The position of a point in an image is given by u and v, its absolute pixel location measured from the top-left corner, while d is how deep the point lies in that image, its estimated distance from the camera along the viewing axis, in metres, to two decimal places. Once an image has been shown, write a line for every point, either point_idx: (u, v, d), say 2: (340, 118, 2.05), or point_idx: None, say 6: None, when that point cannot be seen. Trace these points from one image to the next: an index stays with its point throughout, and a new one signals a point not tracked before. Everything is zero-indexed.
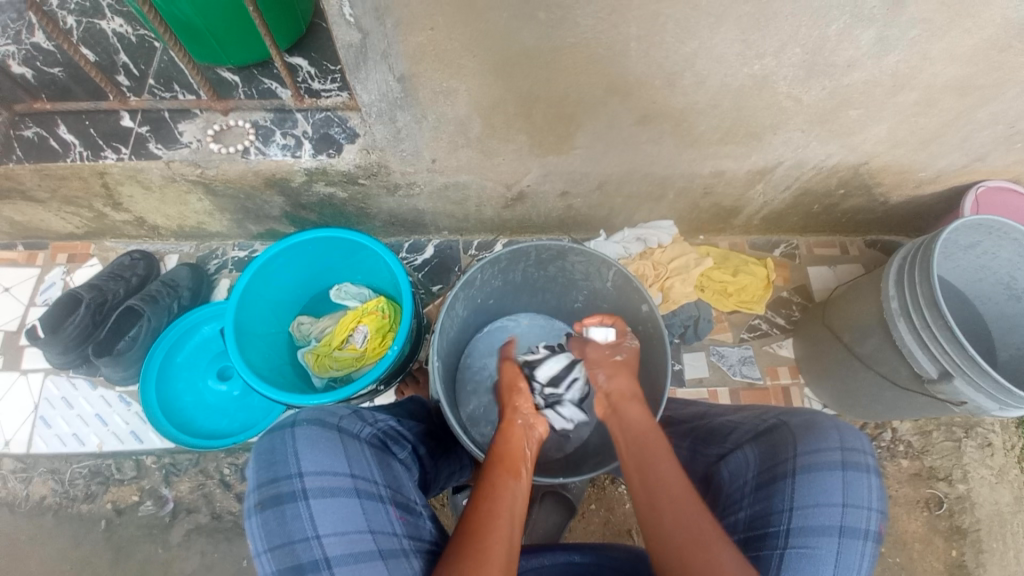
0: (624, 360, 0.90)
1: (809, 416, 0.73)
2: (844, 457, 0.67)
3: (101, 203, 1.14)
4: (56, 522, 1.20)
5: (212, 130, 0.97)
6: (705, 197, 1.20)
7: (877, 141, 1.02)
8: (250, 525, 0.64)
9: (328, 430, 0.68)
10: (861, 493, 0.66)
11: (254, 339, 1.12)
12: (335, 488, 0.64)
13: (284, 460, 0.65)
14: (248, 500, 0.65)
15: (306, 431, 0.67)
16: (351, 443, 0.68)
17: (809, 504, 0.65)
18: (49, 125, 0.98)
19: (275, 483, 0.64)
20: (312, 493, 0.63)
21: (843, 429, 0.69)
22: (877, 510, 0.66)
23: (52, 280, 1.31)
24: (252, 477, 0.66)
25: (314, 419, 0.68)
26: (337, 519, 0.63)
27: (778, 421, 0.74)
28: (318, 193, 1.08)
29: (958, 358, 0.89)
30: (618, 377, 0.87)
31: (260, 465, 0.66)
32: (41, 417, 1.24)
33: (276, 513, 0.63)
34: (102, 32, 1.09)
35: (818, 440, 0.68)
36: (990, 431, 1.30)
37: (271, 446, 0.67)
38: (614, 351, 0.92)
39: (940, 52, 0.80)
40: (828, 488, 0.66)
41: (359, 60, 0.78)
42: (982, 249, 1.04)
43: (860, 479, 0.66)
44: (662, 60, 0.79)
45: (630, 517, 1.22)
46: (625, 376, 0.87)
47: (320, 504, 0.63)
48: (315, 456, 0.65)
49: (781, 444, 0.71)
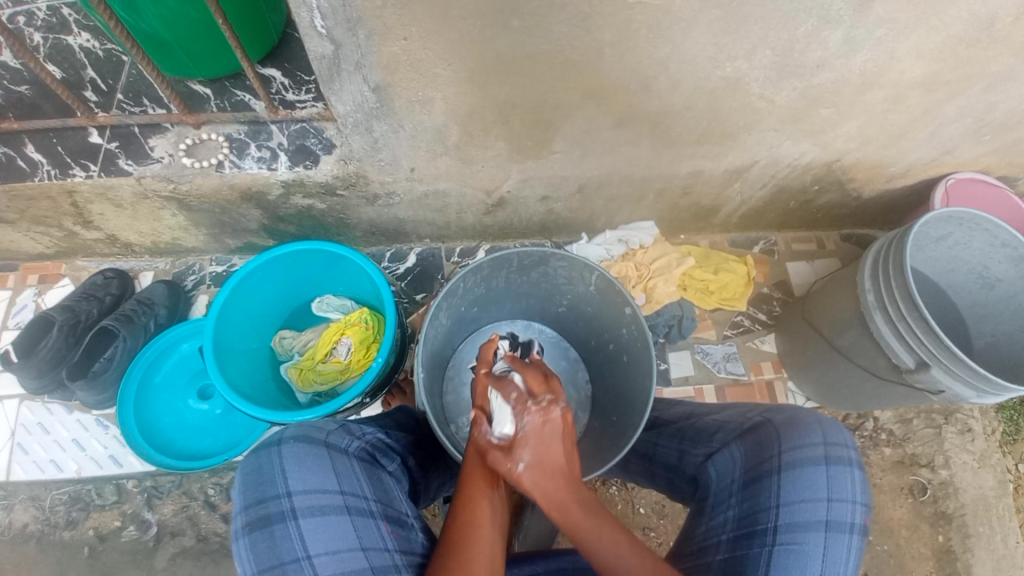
0: (529, 467, 0.64)
1: (792, 412, 0.74)
2: (827, 452, 0.68)
3: (71, 222, 1.11)
4: (38, 549, 1.16)
5: (185, 145, 0.95)
6: (685, 197, 1.21)
7: (849, 139, 1.04)
8: (238, 548, 0.63)
9: (315, 447, 0.67)
10: (845, 487, 0.67)
11: (234, 356, 1.09)
12: (325, 506, 0.63)
13: (272, 479, 0.64)
14: (236, 521, 0.64)
15: (294, 448, 0.66)
16: (340, 459, 0.67)
17: (795, 501, 0.67)
18: (16, 145, 0.95)
19: (263, 503, 0.63)
20: (301, 512, 0.62)
21: (825, 424, 0.71)
22: (862, 502, 0.68)
23: (24, 302, 1.27)
24: (238, 499, 0.65)
25: (301, 437, 0.68)
26: (328, 537, 0.62)
27: (763, 419, 0.75)
28: (296, 205, 1.07)
29: (935, 348, 0.91)
30: (536, 487, 0.65)
31: (247, 485, 0.65)
32: (17, 444, 1.20)
33: (265, 534, 0.61)
34: (68, 47, 1.06)
35: (801, 436, 0.70)
36: (970, 417, 1.34)
37: (258, 465, 0.66)
38: (513, 460, 0.65)
39: (907, 50, 0.82)
40: (812, 483, 0.67)
41: (333, 72, 0.77)
42: (954, 240, 1.07)
43: (844, 473, 0.68)
44: (636, 64, 0.80)
45: (622, 518, 1.23)
46: (541, 479, 0.64)
47: (311, 523, 0.62)
48: (303, 475, 0.64)
49: (765, 442, 0.72)
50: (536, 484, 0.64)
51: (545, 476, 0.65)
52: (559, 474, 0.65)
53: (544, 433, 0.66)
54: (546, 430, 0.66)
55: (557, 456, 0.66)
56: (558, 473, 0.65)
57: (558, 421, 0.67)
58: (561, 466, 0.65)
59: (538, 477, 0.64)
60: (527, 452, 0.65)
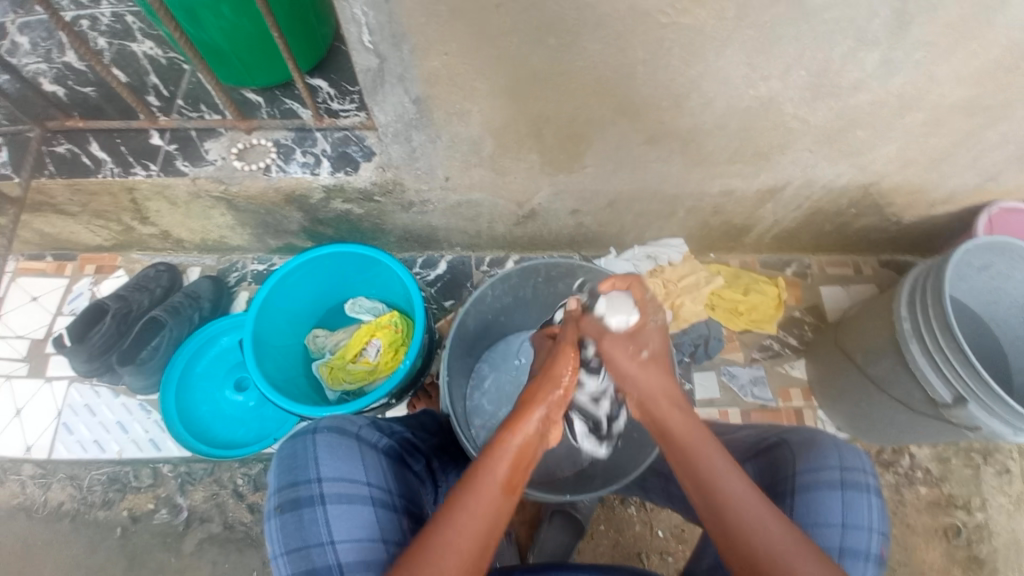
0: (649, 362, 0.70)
1: (808, 434, 0.74)
2: (843, 477, 0.67)
3: (129, 217, 1.19)
4: (73, 526, 1.22)
5: (237, 148, 1.01)
6: (716, 216, 1.21)
7: (888, 161, 1.02)
8: (268, 528, 0.65)
9: (347, 438, 0.69)
10: (861, 514, 0.66)
11: (271, 350, 1.14)
12: (352, 495, 0.65)
13: (304, 464, 0.65)
14: (268, 502, 0.66)
15: (328, 437, 0.68)
16: (369, 452, 0.70)
17: (808, 525, 0.66)
18: (82, 142, 1.04)
19: (294, 487, 0.64)
20: (329, 498, 0.64)
21: (843, 447, 0.70)
22: (878, 531, 0.66)
23: (80, 290, 1.36)
24: (272, 480, 0.67)
25: (335, 427, 0.70)
26: (352, 526, 0.64)
27: (779, 440, 0.75)
28: (335, 209, 1.12)
29: (973, 381, 0.89)
30: (648, 375, 0.69)
31: (281, 468, 0.67)
32: (63, 424, 1.27)
33: (294, 517, 0.63)
34: (133, 54, 1.15)
35: (816, 458, 0.69)
36: (1009, 458, 1.28)
37: (292, 450, 0.67)
38: (639, 343, 0.72)
39: (946, 73, 0.81)
40: (827, 508, 0.66)
41: (376, 84, 0.81)
42: (995, 272, 1.04)
43: (860, 499, 0.66)
44: (668, 82, 0.81)
45: (640, 539, 1.21)
46: (660, 371, 0.69)
47: (337, 510, 0.64)
48: (334, 463, 0.66)
49: (781, 463, 0.73)
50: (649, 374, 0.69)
51: (660, 368, 0.70)
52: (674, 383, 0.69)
53: (659, 334, 0.73)
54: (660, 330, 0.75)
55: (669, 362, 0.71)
56: (663, 367, 0.70)
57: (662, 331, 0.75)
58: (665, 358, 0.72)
59: (653, 368, 0.69)
60: (648, 353, 0.71)
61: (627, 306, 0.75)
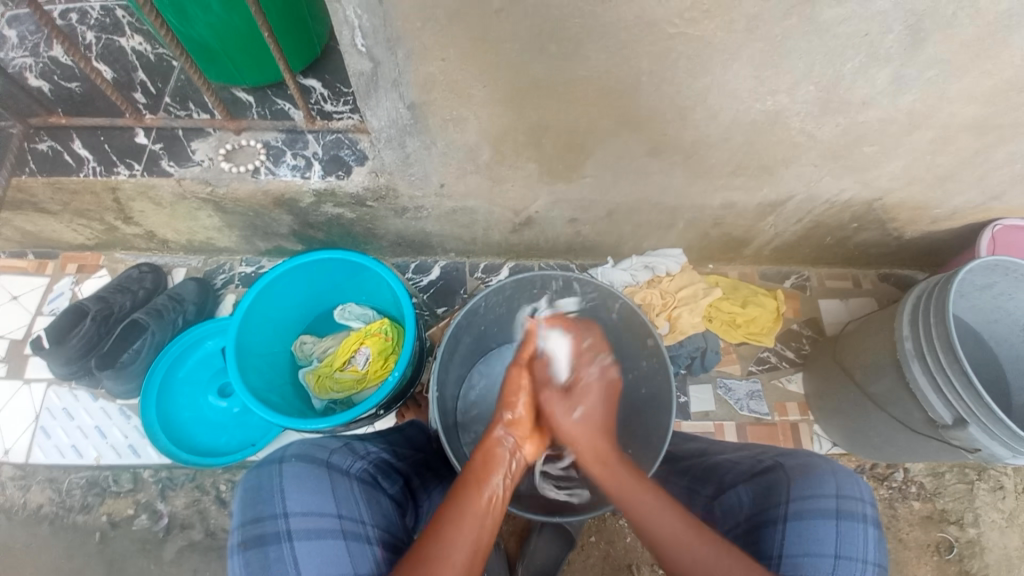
0: (584, 413, 0.81)
1: (805, 458, 0.73)
2: (838, 506, 0.67)
3: (113, 216, 1.15)
4: (51, 531, 1.18)
5: (225, 149, 0.98)
6: (716, 227, 1.18)
7: (893, 178, 1.00)
8: (233, 564, 0.63)
9: (315, 467, 0.67)
10: (856, 545, 0.65)
11: (255, 358, 1.10)
12: (320, 530, 0.63)
13: (270, 499, 0.64)
14: (233, 537, 0.65)
15: (294, 468, 0.67)
16: (339, 481, 0.68)
17: (800, 554, 0.65)
18: (64, 139, 1.00)
19: (259, 522, 0.63)
20: (296, 534, 0.63)
21: (839, 475, 0.69)
22: (874, 563, 0.65)
23: (61, 290, 1.32)
24: (237, 514, 0.66)
25: (302, 456, 0.68)
26: (320, 562, 0.62)
27: (774, 463, 0.74)
28: (326, 213, 1.08)
29: (973, 404, 0.87)
30: (581, 438, 0.79)
31: (245, 502, 0.65)
32: (41, 427, 1.24)
33: (259, 554, 0.62)
34: (120, 49, 1.11)
35: (811, 486, 0.68)
36: (1002, 474, 1.26)
37: (257, 483, 0.66)
38: (571, 405, 0.82)
39: (958, 92, 0.79)
40: (820, 537, 0.65)
41: (370, 88, 0.78)
42: (998, 291, 1.02)
43: (855, 529, 0.66)
44: (674, 94, 0.79)
45: (631, 551, 1.19)
46: (595, 436, 0.80)
47: (305, 546, 0.62)
48: (300, 496, 0.65)
49: (775, 487, 0.71)
50: (582, 434, 0.80)
51: (589, 428, 0.80)
52: (605, 431, 0.81)
53: (597, 385, 0.85)
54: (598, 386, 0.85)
55: (601, 415, 0.83)
56: (598, 430, 0.81)
57: (604, 388, 0.85)
58: (603, 424, 0.82)
59: (583, 427, 0.80)
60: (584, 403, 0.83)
61: (568, 359, 0.89)
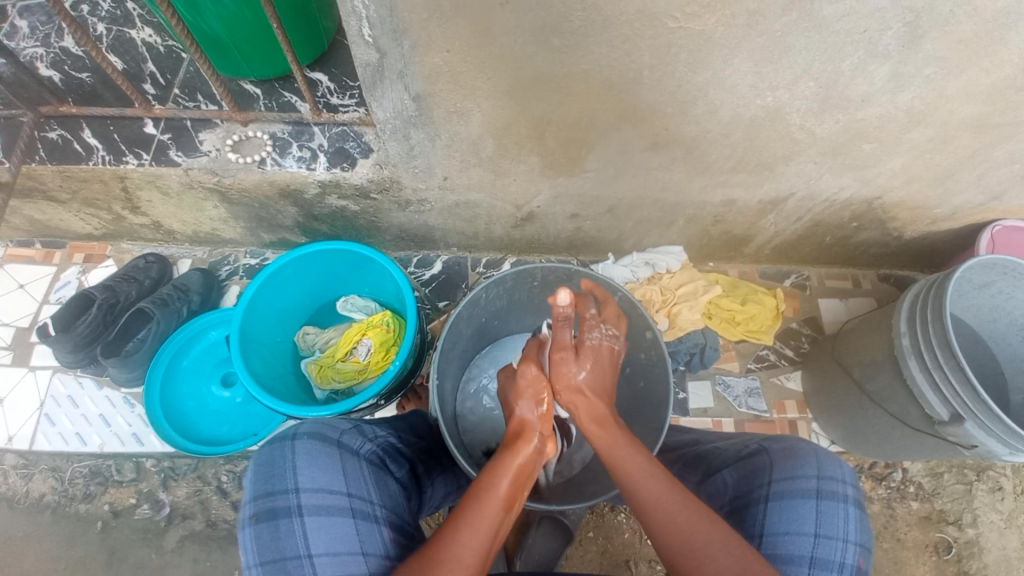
0: (588, 375, 0.78)
1: (790, 442, 0.73)
2: (819, 486, 0.67)
3: (120, 206, 1.16)
4: (54, 519, 1.20)
5: (232, 140, 0.99)
6: (716, 225, 1.19)
7: (892, 176, 1.01)
8: (243, 536, 0.64)
9: (328, 446, 0.68)
10: (836, 525, 0.65)
11: (258, 347, 1.12)
12: (330, 506, 0.64)
13: (282, 474, 0.65)
14: (244, 510, 0.65)
15: (307, 445, 0.67)
16: (349, 460, 0.69)
17: (779, 533, 0.66)
18: (74, 129, 1.01)
19: (271, 496, 0.64)
20: (307, 509, 0.63)
21: (822, 456, 0.70)
22: (855, 542, 0.65)
23: (68, 278, 1.34)
24: (248, 488, 0.66)
25: (315, 434, 0.69)
26: (330, 538, 0.62)
27: (759, 447, 0.74)
28: (330, 206, 1.10)
29: (969, 400, 0.87)
30: (583, 402, 0.76)
31: (257, 476, 0.66)
32: (45, 415, 1.25)
33: (271, 527, 0.62)
34: (131, 41, 1.13)
35: (794, 467, 0.69)
36: (1001, 475, 1.27)
37: (270, 458, 0.67)
38: (577, 367, 0.78)
39: (956, 89, 0.80)
40: (800, 516, 0.66)
41: (376, 79, 0.79)
42: (997, 290, 1.02)
43: (835, 509, 0.66)
44: (674, 89, 0.80)
45: (629, 547, 1.20)
46: (597, 399, 0.76)
47: (315, 522, 0.63)
48: (313, 472, 0.65)
49: (759, 469, 0.72)
50: (586, 397, 0.77)
51: (594, 393, 0.77)
52: (607, 397, 0.78)
53: (602, 351, 0.80)
54: (604, 349, 0.81)
55: (605, 378, 0.79)
56: (604, 395, 0.78)
57: (611, 354, 0.81)
58: (607, 392, 0.78)
59: (589, 388, 0.77)
60: (589, 364, 0.79)
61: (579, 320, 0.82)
